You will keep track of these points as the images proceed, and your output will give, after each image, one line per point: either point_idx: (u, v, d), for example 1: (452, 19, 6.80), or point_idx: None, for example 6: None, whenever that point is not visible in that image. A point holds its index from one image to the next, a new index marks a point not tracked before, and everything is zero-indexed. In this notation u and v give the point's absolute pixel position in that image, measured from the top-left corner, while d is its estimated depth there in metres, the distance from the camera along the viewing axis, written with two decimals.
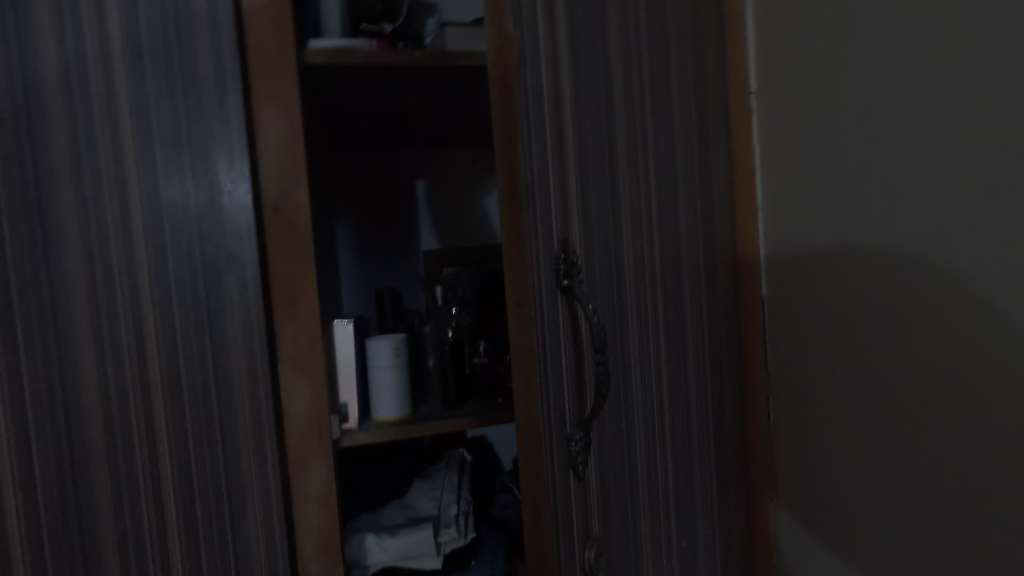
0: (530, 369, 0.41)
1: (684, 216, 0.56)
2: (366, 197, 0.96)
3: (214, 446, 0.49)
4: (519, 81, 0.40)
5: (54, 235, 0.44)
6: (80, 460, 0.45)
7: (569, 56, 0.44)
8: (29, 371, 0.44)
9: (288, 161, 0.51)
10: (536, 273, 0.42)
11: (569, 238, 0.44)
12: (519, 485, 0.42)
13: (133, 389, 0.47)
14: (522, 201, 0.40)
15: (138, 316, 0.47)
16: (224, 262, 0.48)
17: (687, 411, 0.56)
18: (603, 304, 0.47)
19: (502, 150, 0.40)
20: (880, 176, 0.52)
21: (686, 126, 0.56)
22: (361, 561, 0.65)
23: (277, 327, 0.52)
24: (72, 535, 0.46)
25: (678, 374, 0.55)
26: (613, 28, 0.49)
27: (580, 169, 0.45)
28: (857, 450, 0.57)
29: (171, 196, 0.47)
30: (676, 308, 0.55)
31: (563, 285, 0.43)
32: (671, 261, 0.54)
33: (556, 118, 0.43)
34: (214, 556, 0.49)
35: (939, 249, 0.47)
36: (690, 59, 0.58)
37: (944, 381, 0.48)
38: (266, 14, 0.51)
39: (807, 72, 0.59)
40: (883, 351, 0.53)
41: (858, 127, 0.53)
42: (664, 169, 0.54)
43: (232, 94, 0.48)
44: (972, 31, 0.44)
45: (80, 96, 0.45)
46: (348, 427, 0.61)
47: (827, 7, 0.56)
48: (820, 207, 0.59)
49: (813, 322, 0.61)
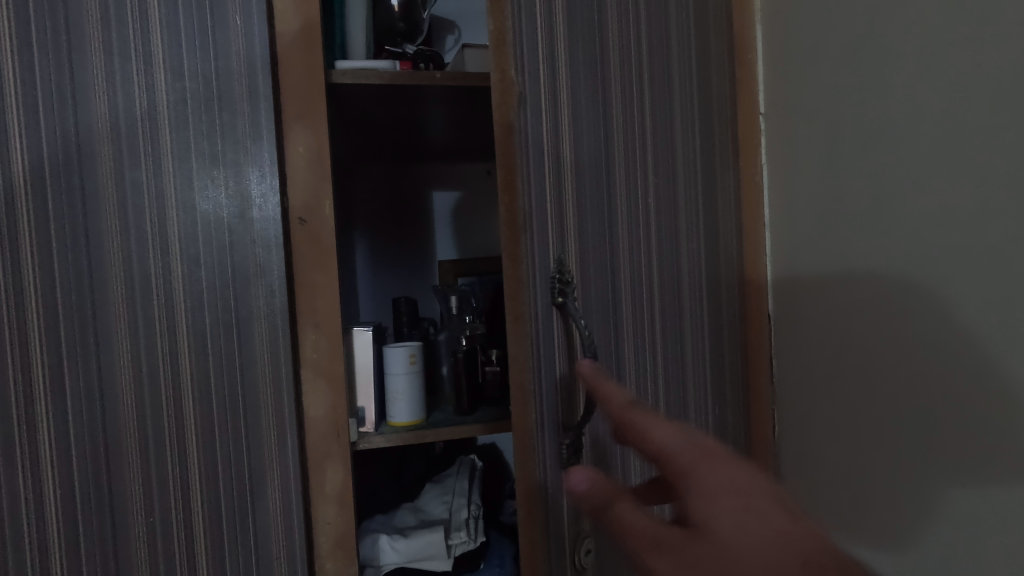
0: (524, 374, 0.47)
1: (685, 233, 0.58)
2: (387, 208, 0.99)
3: (239, 444, 0.52)
4: (519, 121, 0.47)
5: (96, 242, 0.48)
6: (114, 452, 0.48)
7: (569, 89, 0.50)
8: (71, 369, 0.47)
9: (315, 176, 0.54)
10: (532, 291, 0.47)
11: (565, 259, 0.49)
12: (515, 485, 0.48)
13: (165, 388, 0.50)
14: (519, 226, 0.47)
15: (173, 319, 0.50)
16: (252, 272, 0.51)
17: (686, 421, 0.59)
18: (595, 318, 0.51)
19: (503, 181, 0.46)
20: (906, 198, 0.54)
21: (689, 149, 0.59)
22: (375, 561, 0.68)
23: (300, 332, 0.55)
24: (104, 522, 0.48)
25: (676, 386, 0.58)
26: (612, 58, 0.53)
27: (577, 194, 0.50)
28: (865, 455, 0.60)
29: (205, 208, 0.50)
30: (675, 323, 0.57)
31: (557, 302, 0.47)
32: (673, 276, 0.57)
33: (554, 144, 0.49)
34: (236, 550, 0.52)
35: (964, 269, 0.50)
36: (695, 83, 0.61)
37: (965, 396, 0.50)
38: (298, 38, 0.54)
39: (826, 96, 0.62)
40: (897, 367, 0.56)
41: (876, 151, 0.56)
42: (662, 188, 0.56)
43: (264, 112, 0.51)
44: (1005, 57, 0.46)
45: (125, 112, 0.48)
46: (364, 431, 0.63)
47: (849, 34, 0.58)
48: (839, 227, 0.61)
49: (824, 335, 0.64)
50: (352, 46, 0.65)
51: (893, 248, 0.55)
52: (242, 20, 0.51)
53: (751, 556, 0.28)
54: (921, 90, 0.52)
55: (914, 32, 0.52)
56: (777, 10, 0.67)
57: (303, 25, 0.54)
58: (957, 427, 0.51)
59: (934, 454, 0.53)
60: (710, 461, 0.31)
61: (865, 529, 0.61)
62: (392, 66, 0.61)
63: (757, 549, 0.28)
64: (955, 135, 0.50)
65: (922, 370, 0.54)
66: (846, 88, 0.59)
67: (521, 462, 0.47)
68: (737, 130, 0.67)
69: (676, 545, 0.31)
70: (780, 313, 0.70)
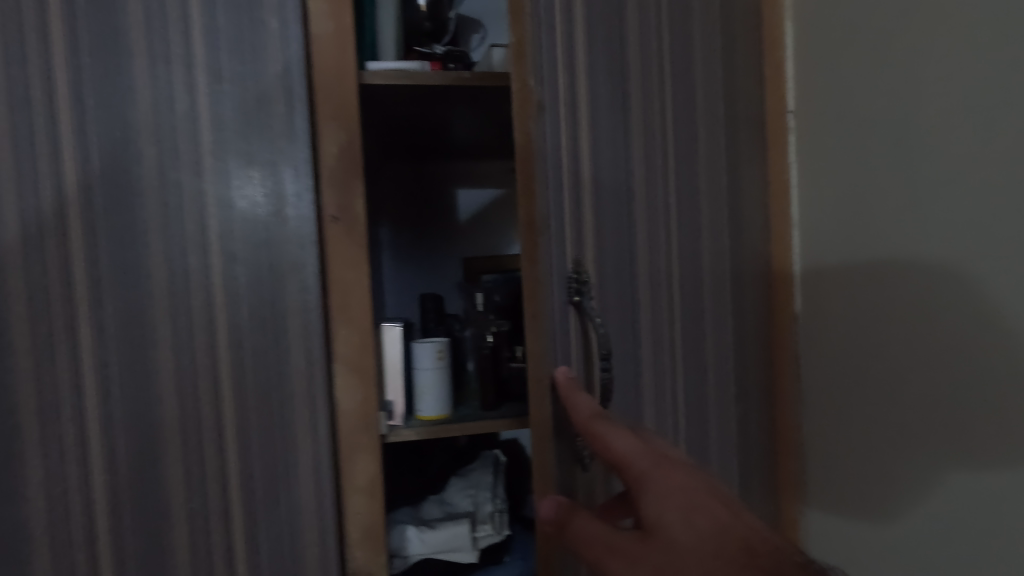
0: (541, 372, 0.47)
1: (707, 232, 0.60)
2: (414, 205, 1.01)
3: (274, 435, 0.53)
4: (536, 126, 0.46)
5: (140, 239, 0.50)
6: (156, 441, 0.50)
7: (588, 94, 0.51)
8: (116, 360, 0.49)
9: (348, 173, 0.55)
10: (549, 291, 0.47)
11: (581, 260, 0.49)
12: (531, 484, 0.47)
13: (204, 380, 0.51)
14: (538, 229, 0.45)
15: (211, 313, 0.51)
16: (287, 268, 0.53)
17: (704, 414, 0.60)
18: (613, 319, 0.53)
19: (522, 182, 0.45)
20: (944, 195, 0.54)
21: (711, 149, 0.61)
22: (402, 551, 0.69)
23: (332, 328, 0.56)
24: (147, 505, 0.51)
25: (694, 380, 0.59)
26: (631, 62, 0.55)
27: (596, 200, 0.51)
28: (893, 451, 0.61)
29: (242, 205, 0.52)
30: (693, 321, 0.59)
31: (574, 300, 0.48)
32: (692, 275, 0.59)
33: (573, 149, 0.50)
34: (269, 537, 0.53)
35: (1003, 266, 0.49)
36: (719, 86, 0.62)
37: (998, 391, 0.50)
38: (331, 40, 0.54)
39: (857, 93, 0.62)
40: (925, 361, 0.57)
41: (912, 146, 0.56)
42: (681, 188, 0.58)
43: (300, 113, 0.53)
44: None
45: (167, 113, 0.50)
46: (393, 424, 0.65)
47: (885, 31, 0.58)
48: (868, 223, 0.62)
49: (855, 330, 0.64)
50: (382, 47, 0.66)
51: (930, 247, 0.55)
52: (279, 24, 0.52)
53: (688, 539, 0.38)
54: (961, 88, 0.52)
55: (952, 29, 0.52)
56: (807, 9, 0.67)
57: (336, 26, 0.54)
58: (973, 426, 0.53)
59: (948, 450, 0.55)
60: (663, 473, 0.40)
61: (894, 525, 0.61)
62: (422, 66, 0.63)
63: (692, 536, 0.38)
64: (996, 135, 0.50)
65: (939, 366, 0.55)
66: (880, 86, 0.59)
67: (537, 455, 0.48)
68: (762, 130, 0.68)
69: (635, 548, 0.40)
70: (806, 311, 0.70)
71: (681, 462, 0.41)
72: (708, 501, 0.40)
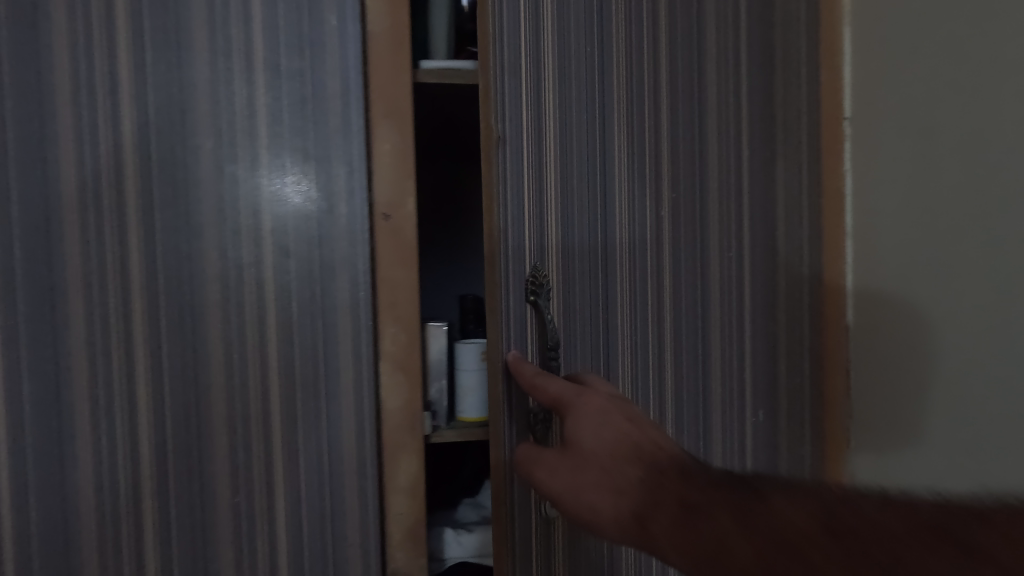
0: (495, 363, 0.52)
1: (715, 240, 0.60)
2: (453, 204, 1.00)
3: (320, 431, 0.53)
4: (497, 158, 0.50)
5: (196, 233, 0.50)
6: (204, 432, 0.51)
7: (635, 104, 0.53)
8: (169, 354, 0.50)
9: (402, 172, 0.54)
10: (505, 297, 0.51)
11: (542, 265, 0.52)
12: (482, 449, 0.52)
13: (254, 371, 0.52)
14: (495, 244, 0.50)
15: (262, 308, 0.52)
16: (339, 265, 0.53)
17: (710, 422, 0.60)
18: (578, 321, 0.54)
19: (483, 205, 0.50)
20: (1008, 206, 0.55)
21: (735, 155, 0.61)
22: (440, 553, 0.69)
23: (380, 326, 0.55)
24: (194, 496, 0.51)
25: (692, 388, 0.60)
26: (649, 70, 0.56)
27: (562, 213, 0.53)
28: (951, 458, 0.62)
29: (296, 202, 0.52)
30: (694, 326, 0.60)
31: (530, 301, 0.51)
32: (692, 284, 0.59)
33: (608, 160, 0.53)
34: (315, 532, 0.53)
35: None
36: (752, 90, 0.61)
37: None
38: (388, 39, 0.54)
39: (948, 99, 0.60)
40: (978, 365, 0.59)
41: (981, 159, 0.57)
42: (682, 197, 0.59)
43: (355, 110, 0.53)
44: None
45: (226, 108, 0.50)
46: (436, 424, 0.64)
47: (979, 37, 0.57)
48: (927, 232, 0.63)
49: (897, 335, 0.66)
50: (433, 44, 0.66)
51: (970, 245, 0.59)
52: (337, 21, 0.52)
53: (602, 449, 0.45)
54: None
55: None
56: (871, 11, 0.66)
57: (392, 23, 0.54)
58: (971, 394, 0.60)
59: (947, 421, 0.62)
60: (587, 401, 0.47)
61: None
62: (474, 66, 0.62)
63: (605, 444, 0.45)
64: None
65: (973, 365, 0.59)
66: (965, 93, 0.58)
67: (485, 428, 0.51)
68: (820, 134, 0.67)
69: (552, 460, 0.47)
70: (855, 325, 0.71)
71: (602, 393, 0.48)
72: (622, 419, 0.46)
